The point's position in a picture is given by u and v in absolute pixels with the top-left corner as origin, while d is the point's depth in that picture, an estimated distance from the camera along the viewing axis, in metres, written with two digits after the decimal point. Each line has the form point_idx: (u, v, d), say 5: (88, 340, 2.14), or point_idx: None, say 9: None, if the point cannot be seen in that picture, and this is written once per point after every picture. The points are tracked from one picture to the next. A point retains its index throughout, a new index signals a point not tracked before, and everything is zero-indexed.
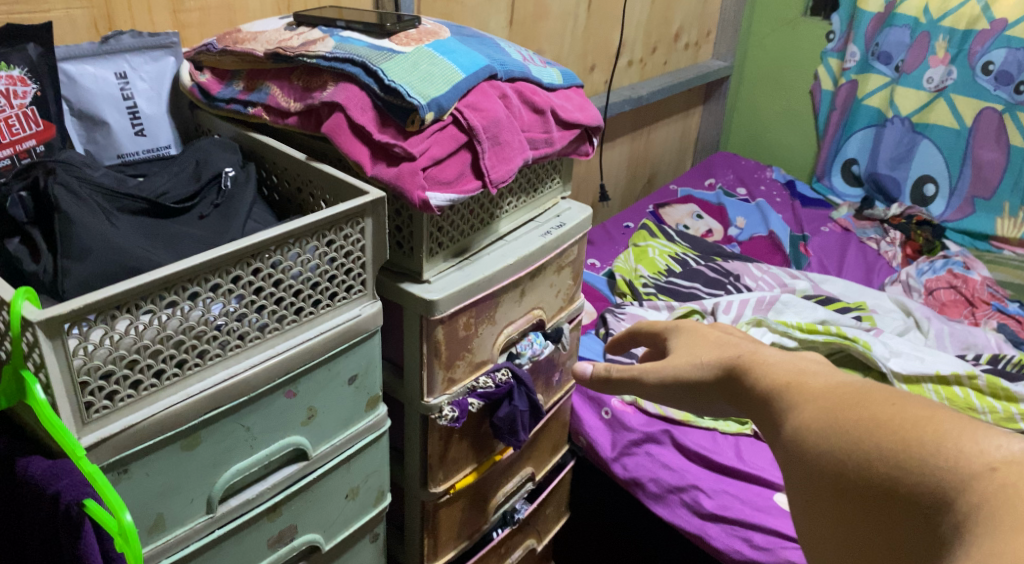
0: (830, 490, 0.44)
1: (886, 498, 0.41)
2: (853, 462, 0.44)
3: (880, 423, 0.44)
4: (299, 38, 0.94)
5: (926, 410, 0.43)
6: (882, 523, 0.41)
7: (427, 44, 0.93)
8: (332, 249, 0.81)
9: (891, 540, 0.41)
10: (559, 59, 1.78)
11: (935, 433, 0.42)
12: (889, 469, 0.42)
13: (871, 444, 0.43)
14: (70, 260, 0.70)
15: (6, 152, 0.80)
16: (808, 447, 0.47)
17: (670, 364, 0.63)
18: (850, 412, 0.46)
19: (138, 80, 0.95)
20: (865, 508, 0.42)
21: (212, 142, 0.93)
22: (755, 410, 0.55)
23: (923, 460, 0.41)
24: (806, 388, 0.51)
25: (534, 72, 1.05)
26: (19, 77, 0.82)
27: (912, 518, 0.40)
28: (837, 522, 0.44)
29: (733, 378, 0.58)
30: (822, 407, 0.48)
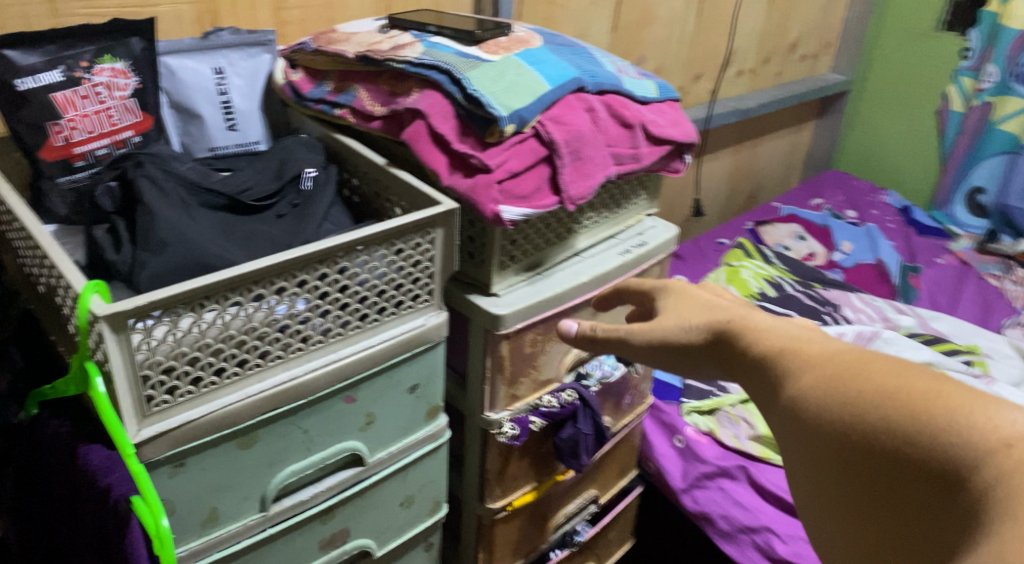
0: (842, 454, 0.48)
1: (900, 461, 0.44)
2: (863, 427, 0.47)
3: (888, 393, 0.47)
4: (390, 42, 0.93)
5: (932, 383, 0.46)
6: (902, 491, 0.44)
7: (516, 52, 0.91)
8: (400, 257, 0.81)
9: (914, 508, 0.43)
10: (663, 67, 1.71)
11: (949, 410, 0.44)
12: (898, 441, 0.45)
13: (885, 414, 0.46)
14: (148, 252, 0.74)
15: (104, 143, 0.86)
16: (811, 413, 0.50)
17: (657, 328, 0.67)
18: (857, 384, 0.49)
19: (234, 75, 0.99)
20: (884, 475, 0.45)
21: (297, 142, 0.95)
22: (766, 381, 0.56)
23: (936, 433, 0.43)
24: (809, 370, 0.53)
25: (627, 85, 1.00)
26: (122, 69, 0.86)
27: (923, 480, 0.43)
28: (852, 485, 0.47)
29: (721, 343, 0.62)
30: (827, 374, 0.51)
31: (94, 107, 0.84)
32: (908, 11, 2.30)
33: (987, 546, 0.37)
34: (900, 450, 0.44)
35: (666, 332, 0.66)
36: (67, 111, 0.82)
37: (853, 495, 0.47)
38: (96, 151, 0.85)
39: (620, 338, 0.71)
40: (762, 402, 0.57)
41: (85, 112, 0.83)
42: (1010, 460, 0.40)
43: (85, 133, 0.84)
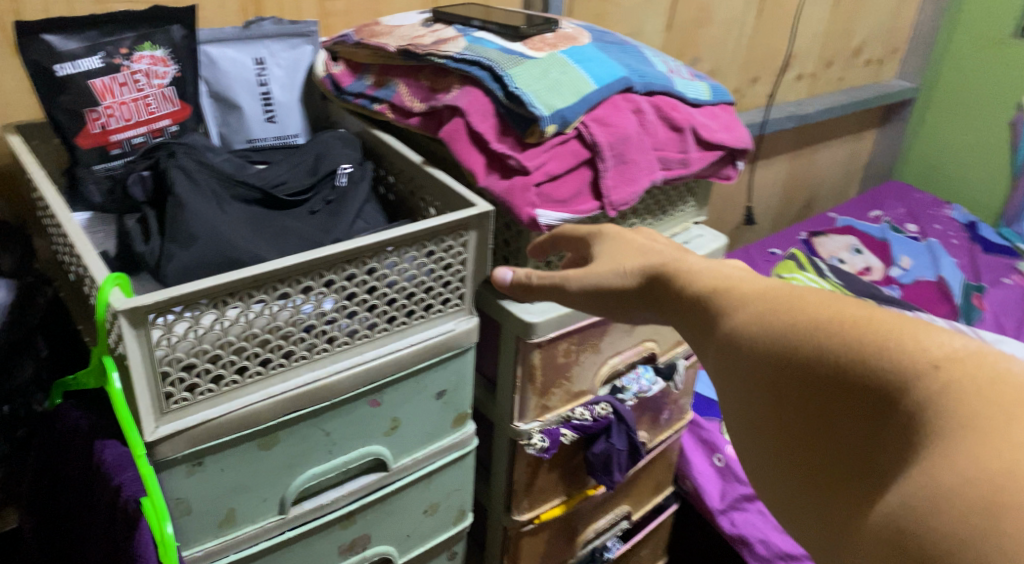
0: (781, 382, 0.47)
1: (839, 388, 0.43)
2: (801, 356, 0.46)
3: (826, 324, 0.46)
4: (433, 36, 0.91)
5: (869, 311, 0.45)
6: (835, 422, 0.43)
7: (563, 49, 0.87)
8: (430, 260, 0.78)
9: (846, 438, 0.43)
10: (719, 69, 1.65)
11: (886, 334, 0.43)
12: (830, 370, 0.44)
13: (819, 341, 0.45)
14: (176, 245, 0.74)
15: (141, 130, 0.87)
16: (747, 346, 0.50)
17: (592, 274, 0.68)
18: (797, 316, 0.48)
19: (275, 67, 0.98)
20: (817, 406, 0.44)
21: (335, 137, 0.94)
22: (705, 317, 0.56)
23: (868, 361, 0.42)
24: (758, 306, 0.51)
25: (678, 86, 0.95)
26: (162, 57, 0.87)
27: (862, 408, 0.42)
28: (790, 413, 0.46)
29: (656, 285, 0.63)
30: (765, 308, 0.50)
31: (132, 95, 0.85)
32: (984, 16, 2.18)
33: (926, 479, 0.36)
34: (839, 377, 0.43)
35: (602, 275, 0.68)
36: (104, 98, 0.83)
37: (792, 421, 0.46)
38: (132, 139, 0.87)
39: (554, 287, 0.72)
40: (699, 339, 0.57)
41: (123, 99, 0.85)
42: (945, 382, 0.39)
43: (122, 121, 0.85)
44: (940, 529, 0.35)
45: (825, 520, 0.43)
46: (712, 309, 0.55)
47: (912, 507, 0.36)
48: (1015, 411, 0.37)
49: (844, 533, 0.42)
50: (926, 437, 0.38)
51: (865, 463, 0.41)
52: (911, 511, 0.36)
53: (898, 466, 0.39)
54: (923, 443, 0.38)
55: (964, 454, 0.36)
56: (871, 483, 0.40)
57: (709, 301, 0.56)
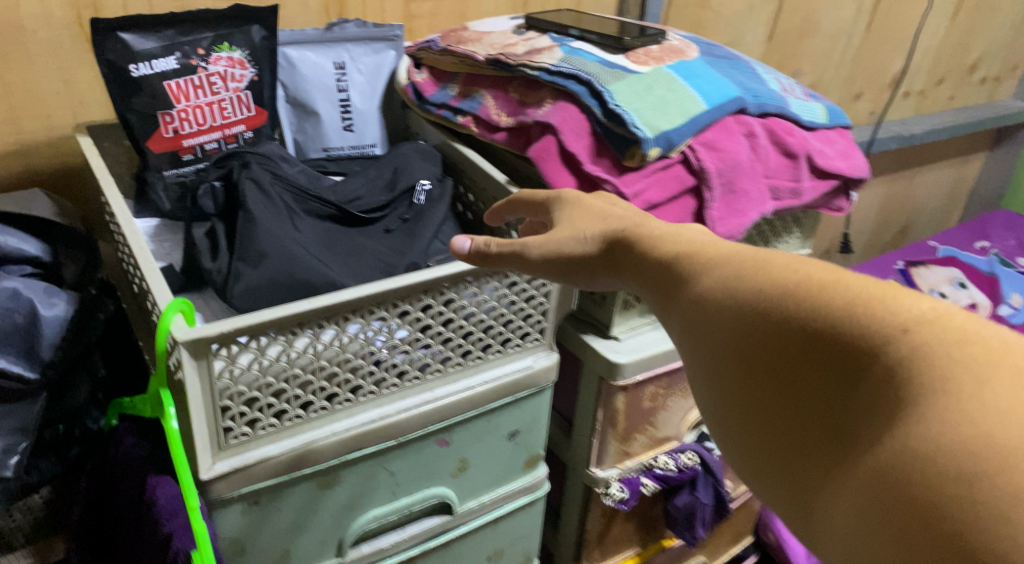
0: (748, 349, 0.43)
1: (810, 353, 0.39)
2: (769, 321, 0.42)
3: (796, 287, 0.42)
4: (525, 45, 0.85)
5: (840, 273, 0.41)
6: (804, 390, 0.39)
7: (670, 64, 0.79)
8: (512, 292, 0.71)
9: (814, 405, 0.39)
10: (820, 83, 1.53)
11: (858, 297, 0.39)
12: (801, 335, 0.40)
13: (789, 305, 0.41)
14: (245, 263, 0.70)
15: (214, 136, 0.83)
16: (713, 312, 0.46)
17: (554, 241, 0.61)
18: (767, 280, 0.44)
19: (356, 72, 0.93)
20: (785, 372, 0.41)
21: (414, 148, 0.89)
22: (674, 285, 0.51)
23: (844, 325, 0.38)
24: (726, 272, 0.47)
25: (793, 107, 0.86)
26: (240, 60, 0.82)
27: (832, 375, 0.38)
28: (757, 383, 0.42)
29: (618, 252, 0.58)
30: (735, 273, 0.46)
31: (207, 99, 0.81)
32: None
33: (897, 446, 0.34)
34: (809, 341, 0.39)
35: (559, 238, 0.62)
36: (178, 102, 0.79)
37: (759, 391, 0.42)
38: (205, 144, 0.83)
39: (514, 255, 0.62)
40: (666, 307, 0.52)
41: (198, 102, 0.81)
42: (918, 345, 0.36)
43: (195, 125, 0.81)
44: (910, 496, 0.32)
45: (790, 488, 0.40)
46: (685, 276, 0.50)
47: (885, 474, 0.34)
48: (978, 369, 0.34)
49: (812, 502, 0.39)
50: (896, 402, 0.35)
51: (832, 433, 0.38)
52: (883, 478, 0.34)
53: (868, 433, 0.36)
54: (891, 408, 0.35)
55: (935, 417, 0.33)
56: (840, 453, 0.37)
57: (680, 269, 0.51)
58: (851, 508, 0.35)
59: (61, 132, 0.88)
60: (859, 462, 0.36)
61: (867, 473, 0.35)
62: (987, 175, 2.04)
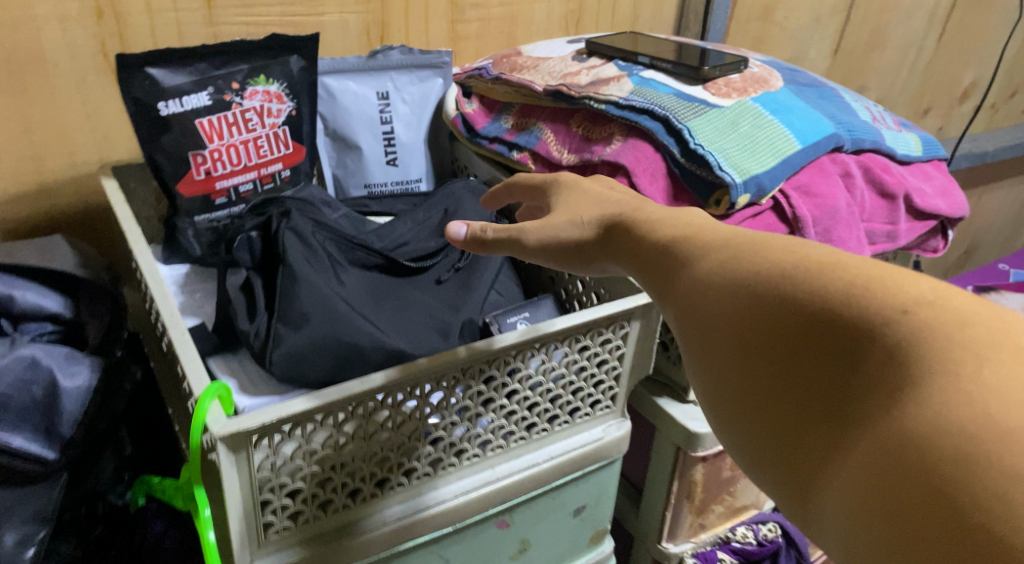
0: (735, 335, 0.38)
1: (802, 334, 0.34)
2: (757, 301, 0.37)
3: (788, 267, 0.37)
4: (589, 74, 0.77)
5: (838, 253, 0.36)
6: (799, 376, 0.34)
7: (754, 96, 0.71)
8: (582, 357, 0.63)
9: (808, 393, 0.33)
10: (886, 99, 1.44)
11: (860, 277, 0.34)
12: (799, 315, 0.34)
13: (780, 284, 0.36)
14: (286, 325, 0.62)
15: (249, 176, 0.76)
16: (704, 297, 0.40)
17: (549, 226, 0.58)
18: (756, 262, 0.39)
19: (400, 102, 0.85)
20: (777, 357, 0.35)
21: (465, 186, 0.81)
22: (665, 274, 0.45)
23: (845, 303, 0.33)
24: (715, 257, 0.42)
25: (887, 139, 0.78)
26: (277, 93, 0.76)
27: (826, 357, 0.33)
28: (741, 370, 0.37)
29: (611, 234, 0.53)
30: (726, 257, 0.41)
31: (242, 136, 0.74)
32: None
33: (896, 429, 0.29)
34: (801, 321, 0.34)
35: (553, 221, 0.58)
36: (211, 140, 0.72)
37: (742, 378, 0.37)
38: (239, 186, 0.76)
39: (511, 240, 0.60)
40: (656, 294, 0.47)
41: (232, 141, 0.74)
42: (920, 325, 0.31)
43: (229, 165, 0.74)
44: (914, 481, 0.28)
45: (774, 482, 0.35)
46: (677, 263, 0.45)
47: (884, 459, 0.29)
48: (979, 349, 0.29)
49: (802, 499, 0.34)
50: (894, 384, 0.30)
51: (823, 421, 0.32)
52: (882, 466, 0.29)
53: (864, 417, 0.31)
54: (886, 391, 0.31)
55: (932, 398, 0.29)
56: (832, 441, 0.32)
57: (672, 255, 0.46)
58: (845, 500, 0.30)
59: (84, 168, 0.82)
60: (853, 449, 0.30)
61: (861, 460, 0.30)
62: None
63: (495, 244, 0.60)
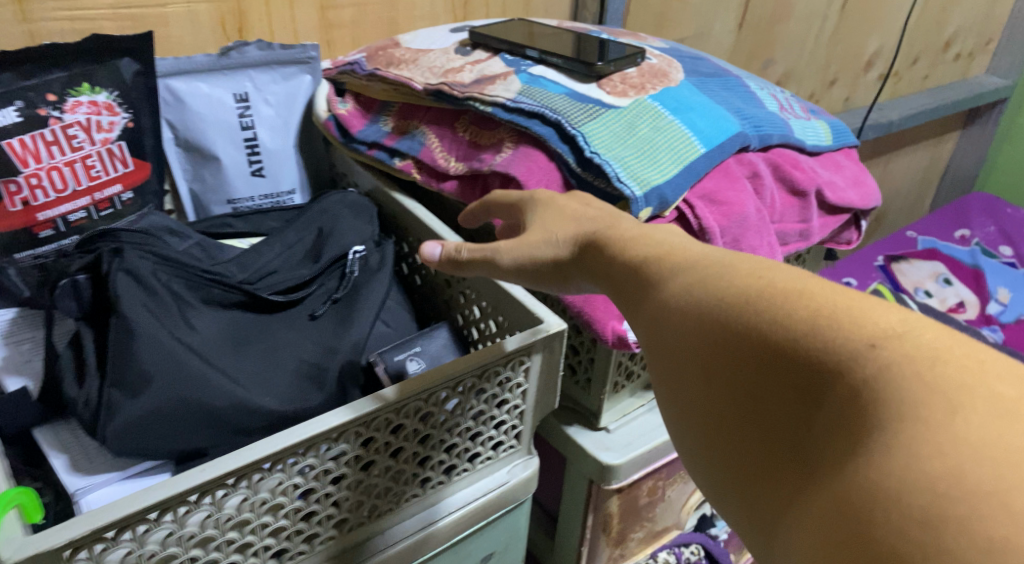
0: (706, 362, 0.36)
1: (770, 367, 0.33)
2: (725, 332, 0.36)
3: (756, 296, 0.36)
4: (473, 70, 0.69)
5: (803, 286, 0.35)
6: (768, 410, 0.33)
7: (653, 94, 0.65)
8: (479, 402, 0.56)
9: (776, 427, 0.33)
10: (793, 72, 1.41)
11: (825, 310, 0.33)
12: (767, 346, 0.34)
13: (748, 311, 0.35)
14: (120, 391, 0.51)
15: (82, 202, 0.63)
16: (673, 320, 0.39)
17: (524, 244, 0.52)
18: (725, 287, 0.38)
19: (263, 103, 0.75)
20: (746, 387, 0.34)
21: (342, 200, 0.71)
22: (635, 295, 0.43)
23: (811, 339, 0.32)
24: (685, 278, 0.40)
25: (796, 131, 0.73)
26: (106, 103, 0.63)
27: (792, 393, 0.32)
28: (709, 402, 0.36)
29: (588, 254, 0.48)
30: (695, 278, 0.40)
31: (66, 156, 0.61)
32: None
33: (858, 477, 0.28)
34: (766, 353, 0.34)
35: (525, 239, 0.52)
36: (26, 164, 0.59)
37: (710, 410, 0.36)
38: (68, 215, 0.63)
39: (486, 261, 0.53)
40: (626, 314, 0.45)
41: (54, 162, 0.61)
42: (883, 364, 0.30)
43: (51, 192, 0.61)
44: (870, 530, 0.27)
45: (743, 515, 0.34)
46: (645, 284, 0.43)
47: (844, 506, 0.28)
48: (951, 396, 0.28)
49: (766, 539, 0.33)
50: (858, 426, 0.30)
51: (791, 461, 0.32)
52: (843, 512, 0.28)
53: (828, 460, 0.30)
54: (851, 434, 0.30)
55: (900, 447, 0.28)
56: (797, 481, 0.31)
57: (638, 274, 0.44)
58: (805, 544, 0.29)
59: None
60: (817, 492, 0.30)
61: (821, 504, 0.29)
62: (960, 156, 1.96)
63: (470, 265, 0.54)
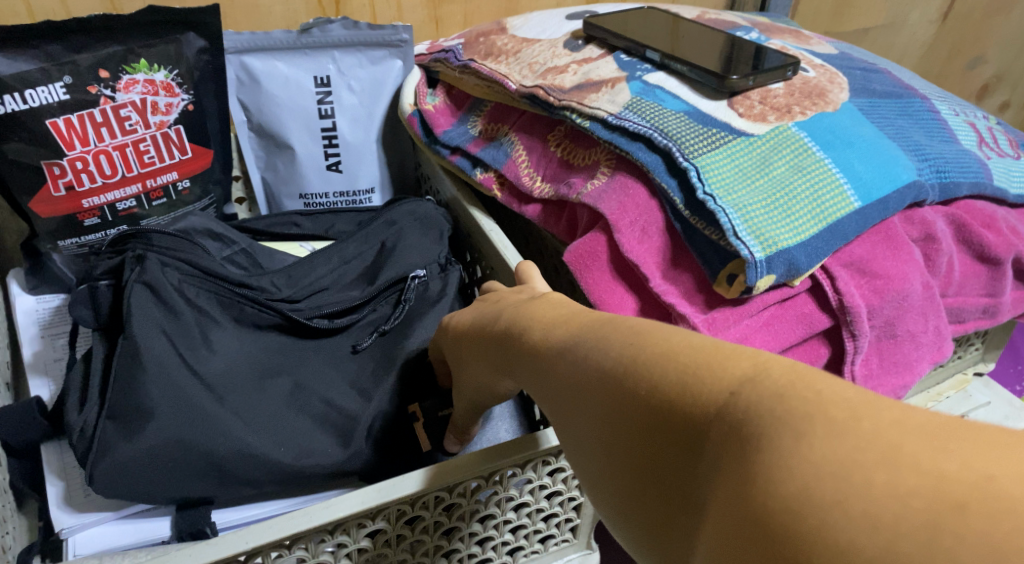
0: (580, 413, 0.30)
1: (637, 412, 0.27)
2: (588, 379, 0.30)
3: (615, 348, 0.29)
4: (578, 72, 0.57)
5: (668, 332, 0.28)
6: (648, 455, 0.27)
7: (801, 120, 0.50)
8: (522, 494, 0.45)
9: (659, 471, 0.26)
10: (1005, 75, 1.15)
11: (686, 354, 0.27)
12: (632, 387, 0.27)
13: (613, 360, 0.29)
14: (114, 424, 0.45)
15: (132, 189, 0.58)
16: (549, 374, 0.32)
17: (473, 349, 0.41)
18: (593, 333, 0.31)
19: (346, 90, 0.68)
20: (622, 432, 0.28)
21: (415, 211, 0.61)
22: (499, 353, 0.37)
23: (672, 385, 0.26)
24: (556, 331, 0.33)
25: (997, 177, 0.55)
26: (166, 83, 0.57)
27: (664, 434, 0.26)
28: (590, 460, 0.29)
29: (501, 338, 0.37)
30: (567, 321, 0.33)
31: (116, 140, 0.56)
32: None
33: (744, 507, 0.22)
34: (634, 399, 0.27)
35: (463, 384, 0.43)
36: (71, 147, 0.54)
37: (594, 466, 0.29)
38: (116, 203, 0.58)
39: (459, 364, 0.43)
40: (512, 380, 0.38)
41: (102, 146, 0.56)
42: (749, 409, 0.24)
43: (98, 178, 0.56)
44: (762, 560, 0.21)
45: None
46: (509, 348, 0.36)
47: (735, 542, 0.22)
48: None
49: None
50: (733, 462, 0.23)
51: (683, 506, 0.25)
52: (736, 555, 0.22)
53: (713, 502, 0.24)
54: (729, 473, 0.23)
55: (763, 470, 0.22)
56: (693, 527, 0.25)
57: (501, 329, 0.37)
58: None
59: None
60: (708, 535, 0.24)
61: (713, 549, 0.23)
62: None
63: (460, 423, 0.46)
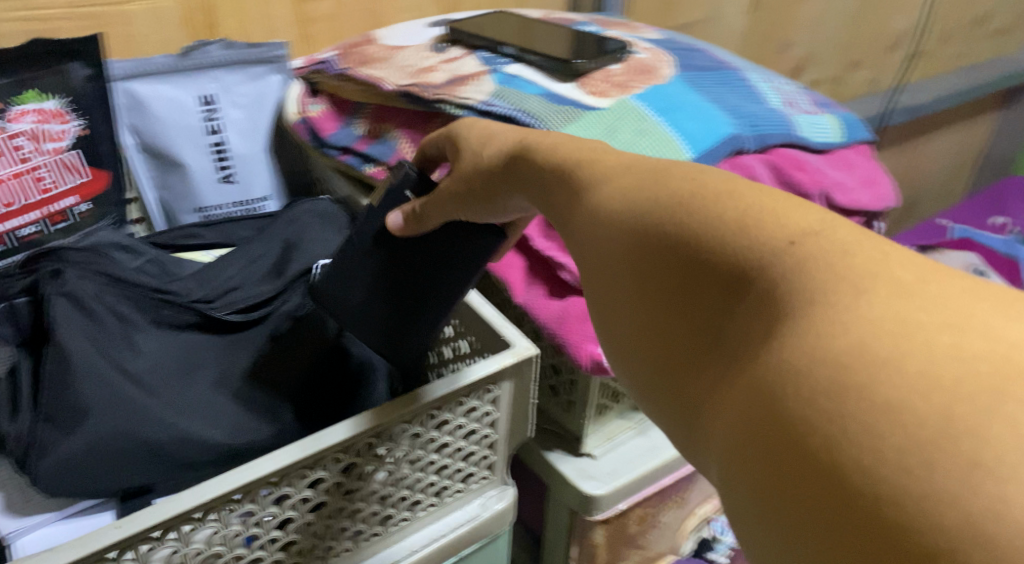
0: (626, 256, 0.31)
1: (689, 264, 0.28)
2: (649, 225, 0.30)
3: (672, 195, 0.30)
4: (445, 70, 0.65)
5: (728, 182, 0.30)
6: (685, 302, 0.28)
7: (637, 93, 0.60)
8: (442, 435, 0.52)
9: (690, 321, 0.28)
10: (812, 56, 1.33)
11: (750, 210, 0.28)
12: (689, 233, 0.29)
13: (657, 206, 0.30)
14: (54, 427, 0.48)
15: (33, 216, 0.60)
16: (598, 209, 0.34)
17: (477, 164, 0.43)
18: (657, 179, 0.32)
19: (230, 106, 0.72)
20: (658, 277, 0.29)
21: (313, 210, 0.66)
22: (512, 178, 0.40)
23: (725, 234, 0.27)
24: (601, 167, 0.35)
25: (800, 129, 0.67)
26: (54, 110, 0.60)
27: (711, 286, 0.27)
28: (624, 302, 0.31)
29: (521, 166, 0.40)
30: (626, 167, 0.34)
31: (11, 168, 0.58)
32: None
33: (771, 363, 0.24)
34: (684, 252, 0.28)
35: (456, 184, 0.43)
36: None
37: (624, 307, 0.31)
38: (20, 229, 0.60)
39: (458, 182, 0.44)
40: None
41: None
42: (805, 263, 0.25)
43: None
44: (777, 412, 0.23)
45: (654, 410, 0.30)
46: (549, 192, 0.37)
47: (761, 388, 0.24)
48: None
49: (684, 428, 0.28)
50: (774, 318, 0.25)
51: (709, 359, 0.27)
52: (758, 396, 0.24)
53: (744, 353, 0.26)
54: (762, 329, 0.25)
55: (817, 325, 0.24)
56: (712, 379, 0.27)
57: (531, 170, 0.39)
58: (718, 435, 0.26)
59: None
60: (734, 386, 0.25)
61: (734, 388, 0.25)
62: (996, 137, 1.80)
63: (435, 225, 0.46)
